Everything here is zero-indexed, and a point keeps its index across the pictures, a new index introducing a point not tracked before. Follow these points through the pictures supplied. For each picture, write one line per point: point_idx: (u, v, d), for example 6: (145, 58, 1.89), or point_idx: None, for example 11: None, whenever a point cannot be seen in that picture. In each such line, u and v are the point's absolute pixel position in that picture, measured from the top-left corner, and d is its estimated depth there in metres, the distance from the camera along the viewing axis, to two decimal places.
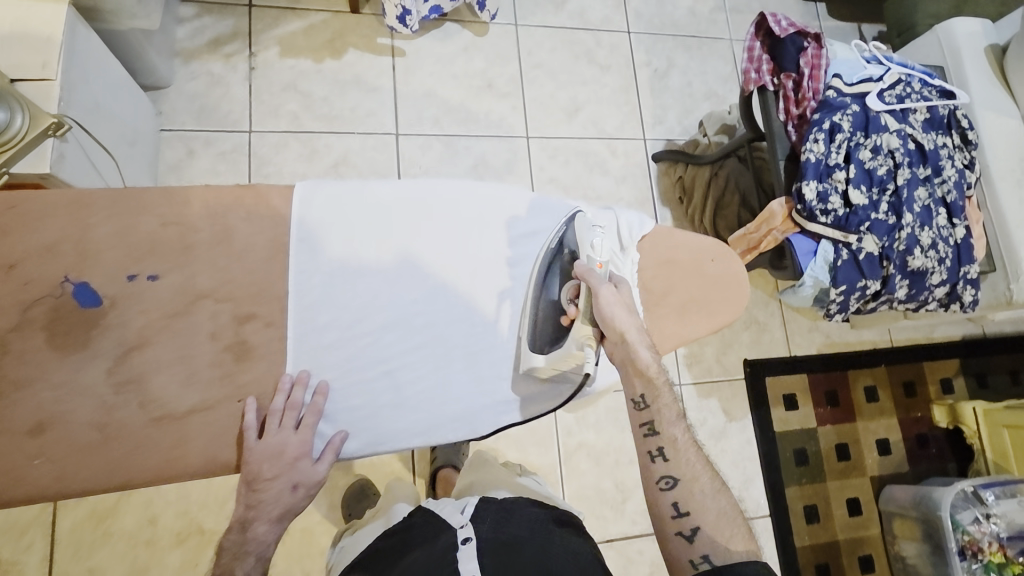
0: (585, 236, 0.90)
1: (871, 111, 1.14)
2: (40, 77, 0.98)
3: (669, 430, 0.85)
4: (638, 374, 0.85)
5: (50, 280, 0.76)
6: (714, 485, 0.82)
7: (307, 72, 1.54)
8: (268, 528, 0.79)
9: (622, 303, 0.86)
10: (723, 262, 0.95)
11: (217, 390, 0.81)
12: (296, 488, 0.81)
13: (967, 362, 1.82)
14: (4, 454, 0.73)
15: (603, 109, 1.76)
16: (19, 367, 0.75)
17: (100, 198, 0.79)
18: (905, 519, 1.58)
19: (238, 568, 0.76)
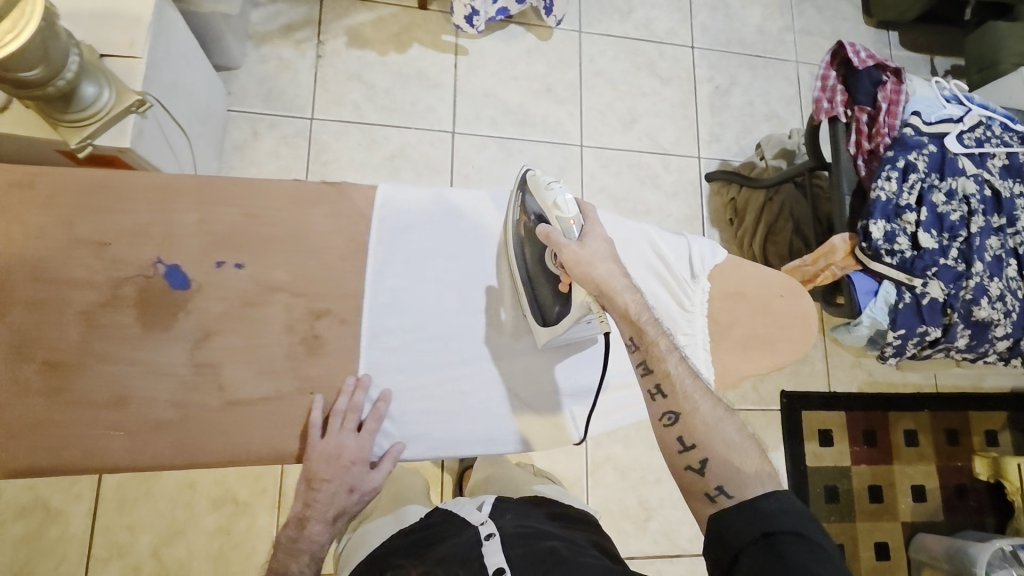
0: (543, 196, 0.88)
1: (949, 152, 1.11)
2: (127, 55, 1.01)
3: (661, 364, 0.80)
4: (626, 318, 0.81)
5: (145, 260, 0.81)
6: (717, 413, 0.77)
7: (372, 63, 1.56)
8: (323, 527, 0.82)
9: (593, 253, 0.83)
10: (792, 299, 0.92)
11: (288, 382, 0.83)
12: (351, 492, 0.83)
13: (1015, 416, 1.75)
14: (80, 424, 0.76)
15: (660, 122, 1.73)
16: (105, 341, 0.79)
17: (186, 187, 0.84)
18: (935, 570, 1.54)
19: (292, 565, 0.80)
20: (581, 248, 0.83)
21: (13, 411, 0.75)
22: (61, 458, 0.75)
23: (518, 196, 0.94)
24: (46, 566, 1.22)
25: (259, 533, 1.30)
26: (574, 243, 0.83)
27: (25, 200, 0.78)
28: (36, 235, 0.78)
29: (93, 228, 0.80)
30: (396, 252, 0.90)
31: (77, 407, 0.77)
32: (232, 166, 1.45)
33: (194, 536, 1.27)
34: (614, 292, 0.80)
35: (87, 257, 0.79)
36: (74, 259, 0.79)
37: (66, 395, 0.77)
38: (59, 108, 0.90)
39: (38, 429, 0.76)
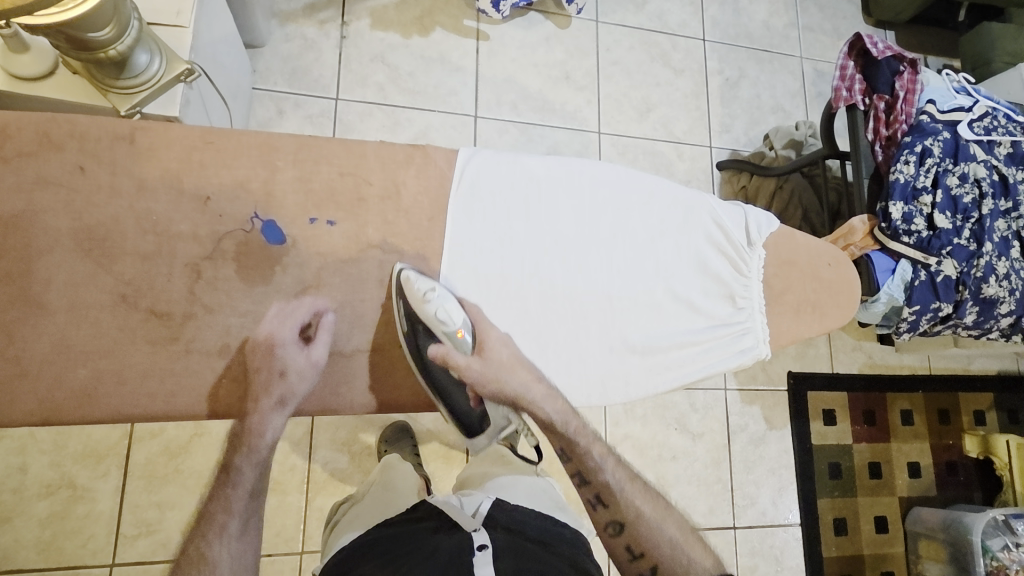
0: (422, 311, 0.82)
1: (962, 139, 1.18)
2: (173, 24, 1.01)
3: (599, 476, 0.88)
4: (554, 431, 0.87)
5: (243, 215, 0.82)
6: (657, 513, 0.86)
7: (395, 45, 1.57)
8: (262, 416, 0.81)
9: (500, 365, 0.85)
10: (840, 268, 0.98)
11: (381, 334, 0.87)
12: (284, 377, 0.81)
13: (1000, 397, 1.86)
14: (196, 372, 0.81)
15: (673, 112, 1.78)
16: (211, 293, 0.82)
17: (285, 146, 0.85)
18: (931, 540, 1.62)
19: (240, 456, 0.80)
20: (483, 363, 0.84)
21: (125, 357, 0.79)
22: (174, 401, 0.81)
23: (398, 301, 0.85)
24: (73, 545, 1.19)
25: (289, 510, 1.29)
26: (472, 358, 0.84)
27: (123, 154, 0.79)
28: (142, 188, 0.80)
29: (195, 182, 0.81)
30: (474, 212, 0.89)
31: (188, 354, 0.80)
32: None
33: None
34: (536, 402, 0.85)
35: (192, 212, 0.81)
36: (180, 212, 0.81)
37: (178, 343, 0.81)
38: (111, 73, 0.89)
39: (149, 375, 0.80)
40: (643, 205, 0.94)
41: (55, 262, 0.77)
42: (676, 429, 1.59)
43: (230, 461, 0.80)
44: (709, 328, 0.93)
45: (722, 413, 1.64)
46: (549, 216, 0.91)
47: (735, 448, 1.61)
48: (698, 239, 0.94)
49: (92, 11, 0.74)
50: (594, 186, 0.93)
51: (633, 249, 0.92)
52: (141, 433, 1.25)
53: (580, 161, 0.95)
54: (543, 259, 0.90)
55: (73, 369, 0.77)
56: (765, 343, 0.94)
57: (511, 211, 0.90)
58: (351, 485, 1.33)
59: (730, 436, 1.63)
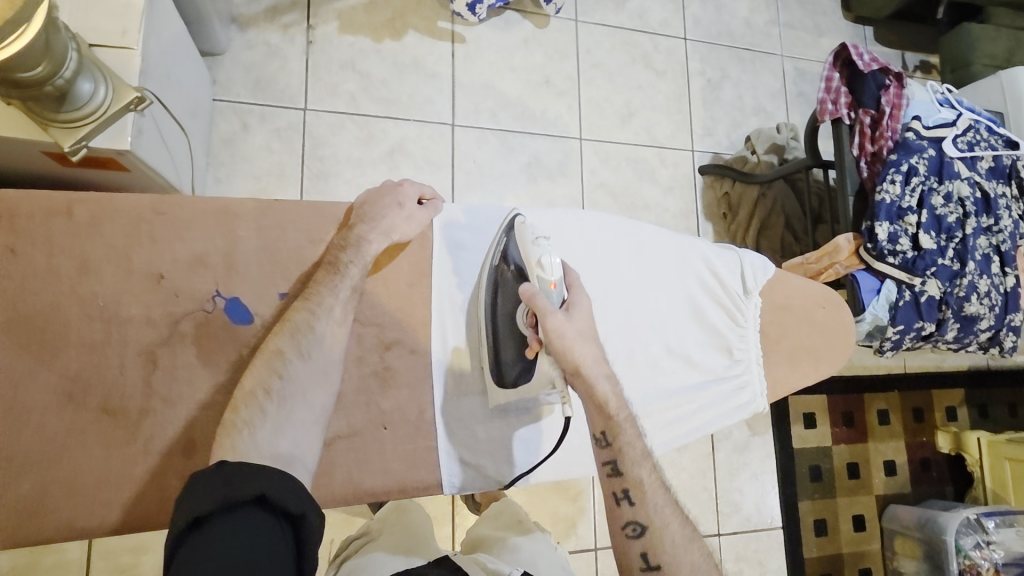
0: (527, 251, 0.83)
1: (946, 156, 1.17)
2: (119, 45, 0.92)
3: (635, 470, 0.80)
4: (600, 410, 0.81)
5: (203, 294, 0.78)
6: (685, 534, 0.78)
7: (365, 51, 1.49)
8: (376, 236, 0.82)
9: (578, 329, 0.81)
10: (833, 309, 0.97)
11: (363, 415, 0.84)
12: (402, 207, 0.85)
13: (971, 392, 1.91)
14: (160, 475, 0.75)
15: (656, 116, 1.74)
16: (169, 384, 0.77)
17: (245, 211, 0.81)
18: (906, 538, 1.66)
19: (343, 255, 0.80)
20: (566, 320, 0.80)
21: (76, 463, 0.73)
22: (131, 508, 0.74)
23: (503, 237, 0.88)
24: None
25: None
26: (559, 312, 0.80)
27: (61, 231, 0.73)
28: (86, 267, 0.74)
29: (147, 260, 0.76)
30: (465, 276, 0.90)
31: (146, 456, 0.75)
32: (222, 161, 1.36)
33: None
34: (594, 378, 0.80)
35: (146, 292, 0.76)
36: (130, 294, 0.75)
37: (135, 444, 0.75)
38: (51, 107, 0.81)
39: (104, 483, 0.74)
40: (636, 256, 0.91)
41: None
42: None
43: (336, 259, 0.80)
44: (708, 383, 0.91)
45: None
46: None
47: (720, 457, 1.63)
48: (691, 286, 0.92)
49: (24, 50, 0.66)
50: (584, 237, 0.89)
51: (627, 302, 0.89)
52: None
53: (568, 211, 0.91)
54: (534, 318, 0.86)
55: (16, 482, 0.71)
56: (762, 396, 0.92)
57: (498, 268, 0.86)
58: (334, 516, 1.30)
59: (714, 444, 1.63)
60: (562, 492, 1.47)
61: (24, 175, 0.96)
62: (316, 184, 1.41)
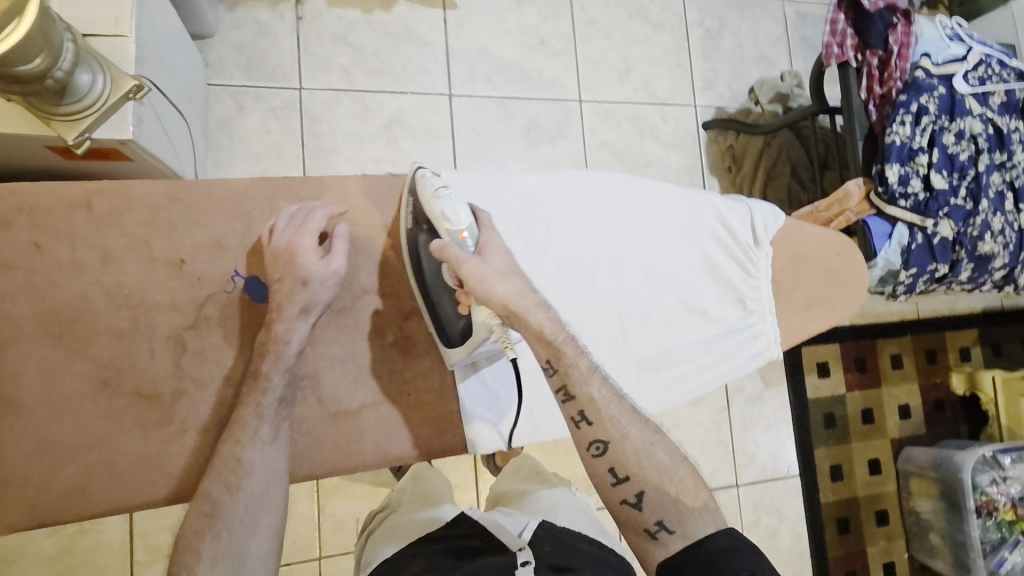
0: (431, 206, 0.79)
1: (957, 93, 1.14)
2: (112, 33, 0.90)
3: (584, 389, 0.78)
4: (542, 340, 0.77)
5: (222, 275, 0.81)
6: (645, 437, 0.78)
7: (356, 23, 1.45)
8: (292, 326, 0.78)
9: (496, 268, 0.76)
10: (847, 257, 0.95)
11: (387, 385, 0.88)
12: (305, 283, 0.79)
13: (985, 332, 1.91)
14: (194, 452, 0.79)
15: (655, 71, 1.70)
16: (199, 365, 0.80)
17: (257, 192, 0.84)
18: (922, 478, 1.69)
19: (266, 371, 0.77)
20: (481, 262, 0.76)
21: (114, 448, 0.76)
22: (171, 486, 0.78)
23: (409, 198, 0.85)
24: None
25: (301, 519, 1.29)
26: (472, 257, 0.76)
27: (81, 224, 0.76)
28: (108, 259, 0.77)
29: (169, 247, 0.79)
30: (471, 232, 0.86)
31: (183, 435, 0.78)
32: (221, 146, 1.35)
33: None
34: (526, 311, 0.75)
35: (169, 279, 0.79)
36: (154, 280, 0.79)
37: (172, 425, 0.78)
38: (51, 100, 0.80)
39: (144, 464, 0.77)
40: (645, 213, 0.90)
41: (25, 353, 0.74)
42: None
43: (258, 373, 0.77)
44: (719, 336, 0.91)
45: None
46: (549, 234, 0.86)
47: (734, 410, 1.65)
48: (702, 240, 0.91)
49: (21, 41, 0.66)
50: (590, 197, 0.88)
51: (638, 259, 0.89)
52: None
53: (572, 172, 0.89)
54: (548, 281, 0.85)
55: (58, 469, 0.75)
56: (777, 343, 0.93)
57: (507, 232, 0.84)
58: (360, 487, 1.33)
59: (728, 397, 1.65)
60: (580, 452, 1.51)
61: (31, 171, 0.96)
62: (317, 162, 1.41)
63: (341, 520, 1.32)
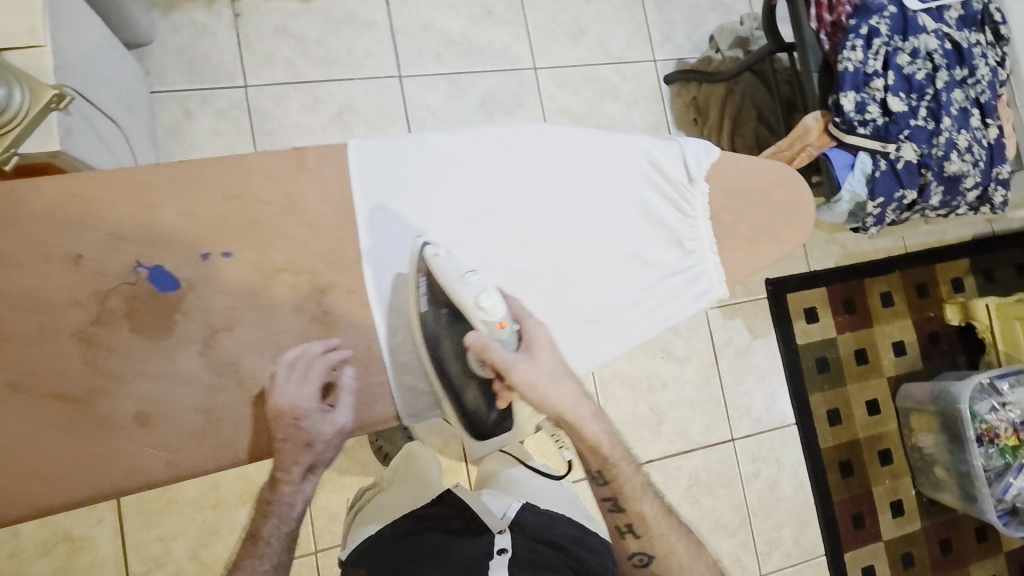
0: (458, 295, 0.72)
1: (909, 11, 1.10)
2: (29, 44, 0.88)
3: (634, 505, 0.86)
4: (593, 453, 0.83)
5: (122, 266, 0.70)
6: (689, 554, 0.86)
7: (296, 13, 1.43)
8: (293, 488, 0.74)
9: (544, 368, 0.75)
10: (789, 187, 0.90)
11: None
12: (310, 445, 0.73)
13: (976, 260, 1.87)
14: (112, 451, 0.69)
15: (610, 29, 1.66)
16: (115, 360, 0.70)
17: (158, 178, 0.72)
18: (921, 413, 1.67)
19: (264, 528, 0.77)
20: (529, 362, 0.74)
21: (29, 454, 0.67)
22: (96, 485, 0.68)
23: (420, 280, 0.75)
24: None
25: None
26: (520, 358, 0.74)
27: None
28: (5, 262, 0.67)
29: (61, 241, 0.69)
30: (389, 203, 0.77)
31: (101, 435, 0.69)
32: (172, 153, 1.33)
33: (230, 533, 1.26)
34: (577, 418, 0.79)
35: (65, 276, 0.68)
36: (53, 278, 0.68)
37: (88, 422, 0.68)
38: None
39: (64, 467, 0.68)
40: (571, 162, 0.85)
41: None
42: (662, 356, 1.59)
43: (257, 531, 0.77)
44: (663, 279, 0.87)
45: (705, 333, 1.64)
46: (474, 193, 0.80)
47: (723, 364, 1.63)
48: (632, 185, 0.87)
49: None
50: (514, 151, 0.83)
51: (568, 213, 0.84)
52: None
53: (494, 124, 0.83)
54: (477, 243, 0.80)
55: None
56: (721, 282, 0.88)
57: (428, 195, 0.79)
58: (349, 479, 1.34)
59: (716, 352, 1.64)
60: None
61: None
62: None
63: (334, 513, 1.32)
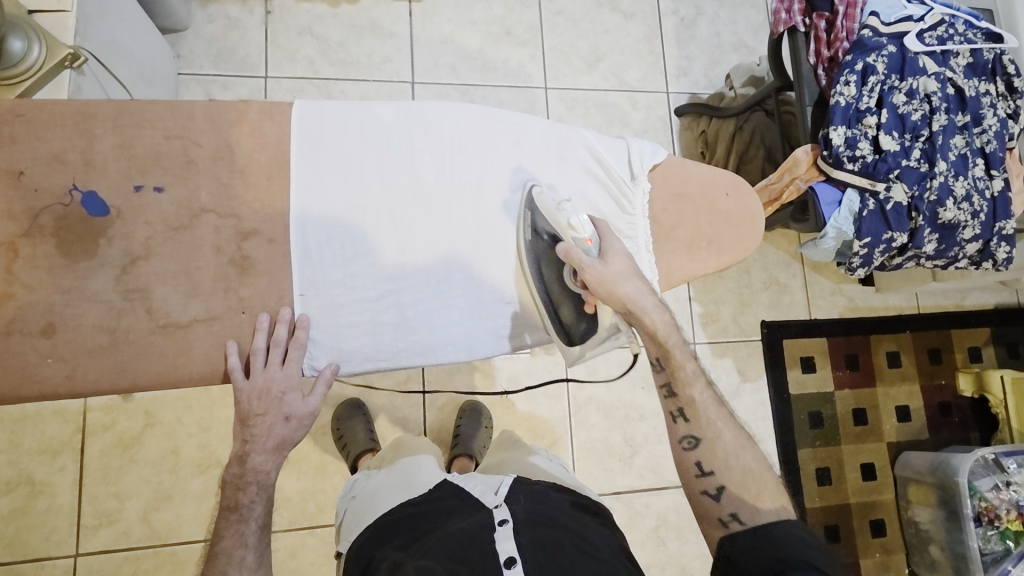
0: (554, 218, 0.80)
1: (909, 53, 1.08)
2: (55, 8, 0.98)
3: (686, 390, 0.82)
4: (654, 339, 0.79)
5: (60, 187, 0.72)
6: (738, 442, 0.81)
7: (323, 16, 1.52)
8: (267, 457, 0.76)
9: (617, 270, 0.77)
10: (739, 196, 0.89)
11: (221, 301, 0.76)
12: (289, 420, 0.76)
13: (999, 331, 1.75)
14: (16, 353, 0.71)
15: (625, 59, 1.69)
16: (32, 271, 0.72)
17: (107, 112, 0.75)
18: (920, 485, 1.55)
19: (242, 497, 0.76)
20: (605, 266, 0.77)
21: None
22: None
23: (527, 213, 0.84)
24: (37, 538, 1.21)
25: None
26: (596, 261, 0.77)
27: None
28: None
29: (7, 156, 0.71)
30: (321, 166, 0.79)
31: (8, 337, 0.71)
32: None
33: (181, 499, 1.26)
34: (643, 312, 0.77)
35: (4, 188, 0.71)
36: None
37: None
38: None
39: None
40: (509, 144, 0.86)
41: None
42: (643, 387, 1.52)
43: (233, 501, 0.76)
44: None
45: None
46: (409, 162, 0.81)
47: None
48: (570, 172, 0.87)
49: None
50: (455, 127, 0.84)
51: (503, 192, 0.85)
52: (93, 427, 1.25)
53: (439, 102, 0.85)
54: (405, 211, 0.81)
55: None
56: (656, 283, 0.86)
57: (361, 158, 0.80)
58: (306, 464, 1.34)
59: None
60: (538, 441, 1.46)
61: None
62: None
63: (287, 497, 1.32)
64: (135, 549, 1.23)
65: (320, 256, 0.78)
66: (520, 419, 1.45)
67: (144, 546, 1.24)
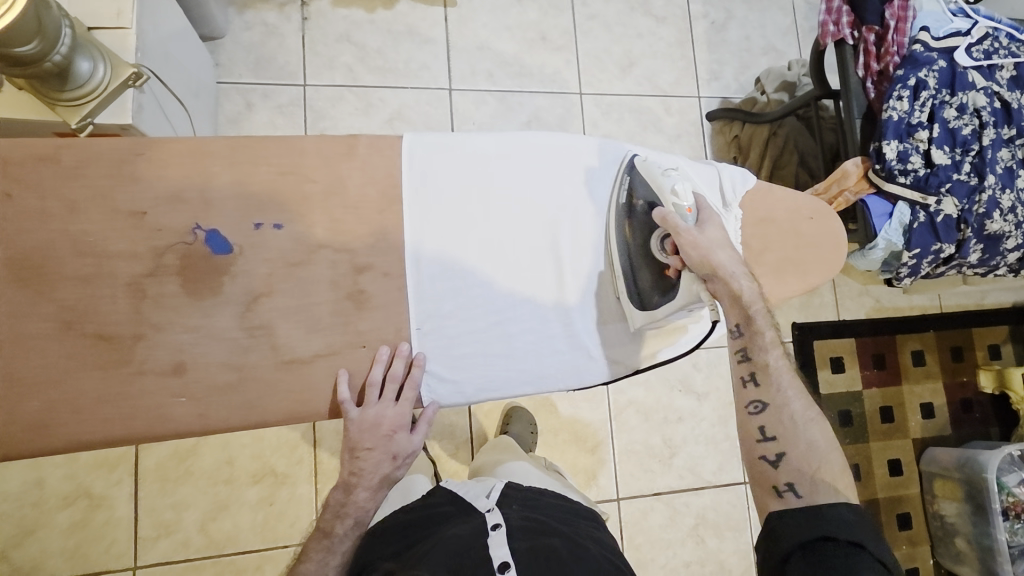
0: (658, 184, 0.80)
1: (958, 67, 1.10)
2: (115, 25, 0.97)
3: (762, 355, 0.81)
4: (738, 304, 0.78)
5: (183, 227, 0.74)
6: (807, 414, 0.79)
7: (360, 22, 1.51)
8: (369, 494, 0.81)
9: (710, 240, 0.78)
10: (821, 221, 0.92)
11: (340, 336, 0.78)
12: (394, 459, 0.80)
13: (1016, 329, 1.81)
14: (146, 394, 0.73)
15: (658, 64, 1.70)
16: (160, 311, 0.74)
17: (219, 148, 0.76)
18: (946, 479, 1.60)
19: (338, 526, 0.81)
20: (700, 234, 0.77)
21: (75, 386, 0.71)
22: (128, 425, 0.72)
23: (625, 179, 0.86)
24: (99, 549, 1.22)
25: (302, 501, 1.30)
26: (692, 228, 0.77)
27: (45, 175, 0.72)
28: (73, 209, 0.72)
29: (129, 197, 0.73)
30: (430, 202, 0.81)
31: (139, 376, 0.73)
32: None
33: (239, 509, 1.28)
34: (733, 282, 0.77)
35: (128, 228, 0.73)
36: (114, 230, 0.73)
37: (128, 365, 0.73)
38: (55, 86, 0.86)
39: (104, 402, 0.72)
40: (603, 172, 0.89)
41: None
42: (681, 390, 1.55)
43: (328, 528, 0.82)
44: None
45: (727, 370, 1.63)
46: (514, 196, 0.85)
47: None
48: None
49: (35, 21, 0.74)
50: (552, 157, 0.87)
51: (596, 217, 0.88)
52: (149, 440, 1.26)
53: (539, 134, 0.88)
54: (512, 244, 0.84)
55: (19, 402, 0.70)
56: None
57: (467, 193, 0.83)
58: None
59: None
60: (581, 444, 1.49)
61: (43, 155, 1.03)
62: None
63: None
64: (195, 559, 1.25)
65: (432, 289, 0.81)
66: (563, 423, 1.48)
67: (204, 556, 1.25)
